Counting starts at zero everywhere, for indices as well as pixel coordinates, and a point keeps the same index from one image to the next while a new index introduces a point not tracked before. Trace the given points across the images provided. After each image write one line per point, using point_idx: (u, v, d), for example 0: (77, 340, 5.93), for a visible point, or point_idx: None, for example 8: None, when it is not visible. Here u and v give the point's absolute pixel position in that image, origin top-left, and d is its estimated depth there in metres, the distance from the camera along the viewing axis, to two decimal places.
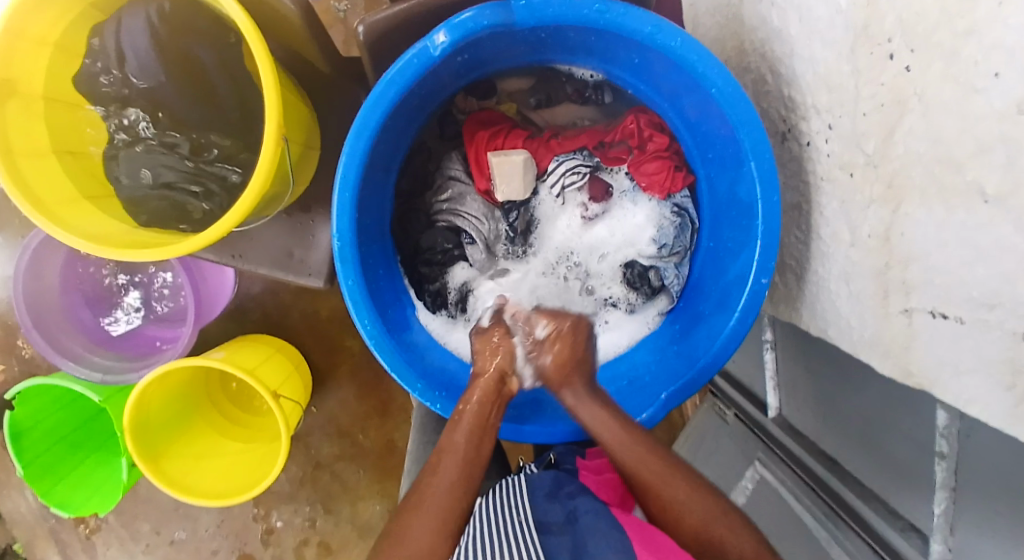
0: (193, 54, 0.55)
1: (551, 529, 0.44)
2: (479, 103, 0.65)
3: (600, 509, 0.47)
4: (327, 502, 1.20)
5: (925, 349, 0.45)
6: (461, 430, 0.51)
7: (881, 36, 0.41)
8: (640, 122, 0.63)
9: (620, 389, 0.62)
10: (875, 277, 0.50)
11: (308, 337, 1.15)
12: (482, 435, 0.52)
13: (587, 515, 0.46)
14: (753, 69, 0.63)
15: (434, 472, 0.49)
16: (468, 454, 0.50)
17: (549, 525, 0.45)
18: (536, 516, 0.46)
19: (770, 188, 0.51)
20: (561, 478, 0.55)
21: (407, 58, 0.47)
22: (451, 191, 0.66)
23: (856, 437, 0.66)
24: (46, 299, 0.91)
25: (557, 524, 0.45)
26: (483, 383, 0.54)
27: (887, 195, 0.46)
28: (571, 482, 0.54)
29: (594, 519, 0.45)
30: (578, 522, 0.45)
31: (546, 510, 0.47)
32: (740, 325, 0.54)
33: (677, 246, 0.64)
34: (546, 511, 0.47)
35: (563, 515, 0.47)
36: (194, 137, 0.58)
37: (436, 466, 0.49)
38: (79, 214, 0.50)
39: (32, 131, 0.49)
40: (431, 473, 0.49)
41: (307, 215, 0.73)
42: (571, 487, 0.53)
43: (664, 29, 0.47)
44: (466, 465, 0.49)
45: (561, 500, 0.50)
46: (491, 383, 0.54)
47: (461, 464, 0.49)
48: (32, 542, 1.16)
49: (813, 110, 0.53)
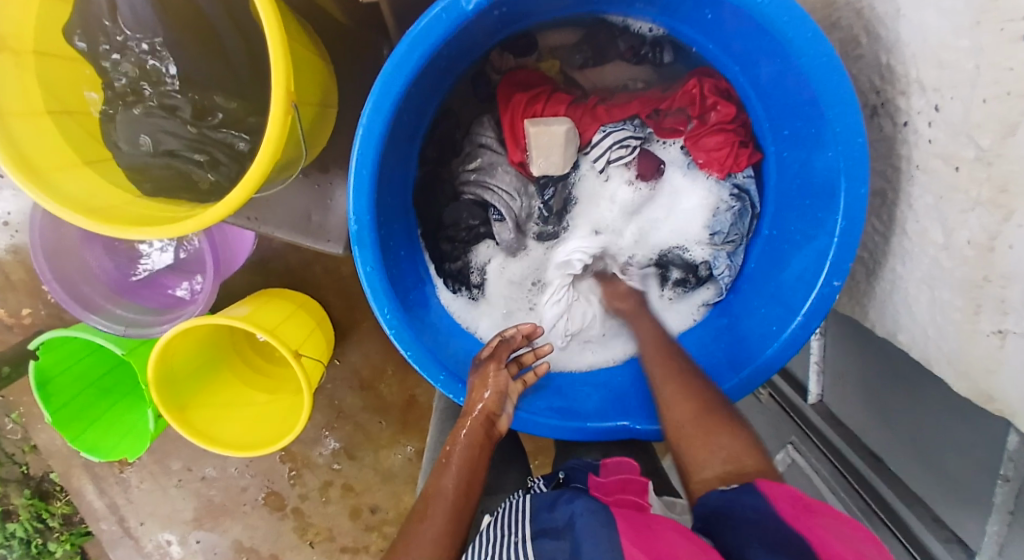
0: (194, 4, 0.49)
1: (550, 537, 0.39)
2: (517, 60, 0.57)
3: (597, 508, 0.40)
4: (350, 450, 1.23)
5: (1012, 378, 0.40)
6: (451, 472, 0.46)
7: (1012, 12, 0.33)
8: (704, 88, 0.55)
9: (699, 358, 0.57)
10: (966, 289, 0.43)
11: (329, 292, 1.13)
12: (473, 472, 0.47)
13: (585, 515, 0.39)
14: (843, 27, 0.53)
15: (422, 522, 0.43)
16: (459, 496, 0.45)
17: (548, 531, 0.40)
18: (534, 529, 0.41)
19: (856, 179, 0.44)
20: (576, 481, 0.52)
21: (435, 13, 0.40)
22: (481, 160, 0.59)
23: (906, 438, 0.62)
24: (67, 247, 0.89)
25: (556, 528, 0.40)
26: (472, 420, 0.49)
27: (997, 199, 0.38)
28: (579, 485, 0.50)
29: (591, 521, 0.39)
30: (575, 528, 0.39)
31: (546, 517, 0.42)
32: (800, 330, 0.48)
33: (732, 234, 0.57)
34: (545, 519, 0.42)
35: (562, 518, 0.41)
36: (197, 99, 0.51)
37: (424, 511, 0.44)
38: (77, 185, 0.46)
39: (25, 88, 0.44)
40: (419, 518, 0.43)
41: (325, 175, 0.67)
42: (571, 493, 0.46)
43: None
44: (457, 501, 0.45)
45: (563, 505, 0.43)
46: (479, 423, 0.49)
47: (452, 504, 0.44)
48: (68, 474, 1.22)
49: (916, 85, 0.45)
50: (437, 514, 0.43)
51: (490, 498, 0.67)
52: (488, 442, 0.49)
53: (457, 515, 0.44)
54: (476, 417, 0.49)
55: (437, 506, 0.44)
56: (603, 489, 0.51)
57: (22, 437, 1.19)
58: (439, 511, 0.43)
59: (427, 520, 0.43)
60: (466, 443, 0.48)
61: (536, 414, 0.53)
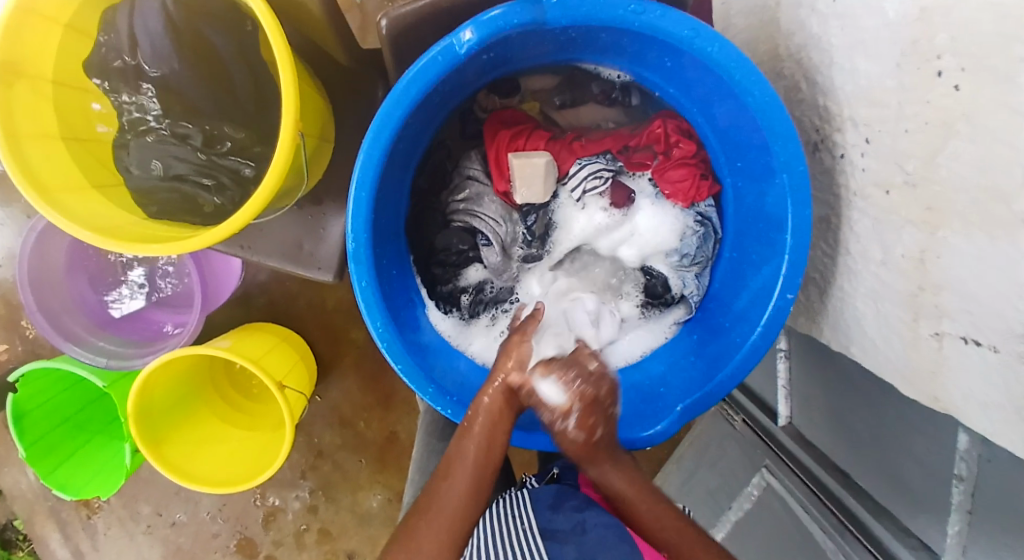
0: (207, 40, 0.52)
1: (558, 538, 0.47)
2: (502, 101, 0.63)
3: (607, 520, 0.49)
4: (328, 491, 1.21)
5: (953, 377, 0.44)
6: (472, 437, 0.50)
7: (931, 52, 0.39)
8: (667, 128, 0.61)
9: (628, 392, 0.62)
10: (906, 299, 0.48)
11: (312, 326, 1.14)
12: (494, 438, 0.51)
13: (596, 526, 0.48)
14: (787, 75, 0.61)
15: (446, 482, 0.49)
16: (480, 463, 0.49)
17: (554, 532, 0.48)
18: (539, 524, 0.49)
19: (801, 203, 0.49)
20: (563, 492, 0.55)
21: (432, 55, 0.45)
22: (469, 190, 0.63)
23: (869, 452, 0.65)
24: (52, 280, 0.90)
25: (563, 533, 0.48)
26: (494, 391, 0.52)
27: (926, 217, 0.44)
28: (574, 496, 0.53)
29: (602, 530, 0.47)
30: (586, 533, 0.47)
31: (549, 518, 0.50)
32: (761, 340, 0.53)
33: (699, 256, 0.62)
34: (551, 520, 0.50)
35: (570, 524, 0.49)
36: (207, 128, 0.55)
37: (447, 472, 0.49)
38: (86, 204, 0.48)
39: (42, 114, 0.47)
40: (442, 479, 0.49)
41: (318, 207, 0.71)
42: (575, 499, 0.54)
43: (701, 33, 0.45)
44: (478, 469, 0.49)
45: (566, 510, 0.51)
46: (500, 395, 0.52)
47: (473, 471, 0.49)
48: (33, 519, 1.16)
49: (851, 122, 0.51)
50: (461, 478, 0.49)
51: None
52: (507, 409, 0.52)
53: (477, 484, 0.49)
54: (497, 386, 0.53)
55: (459, 471, 0.49)
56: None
57: None
58: (461, 474, 0.49)
59: (449, 486, 0.48)
60: (488, 411, 0.51)
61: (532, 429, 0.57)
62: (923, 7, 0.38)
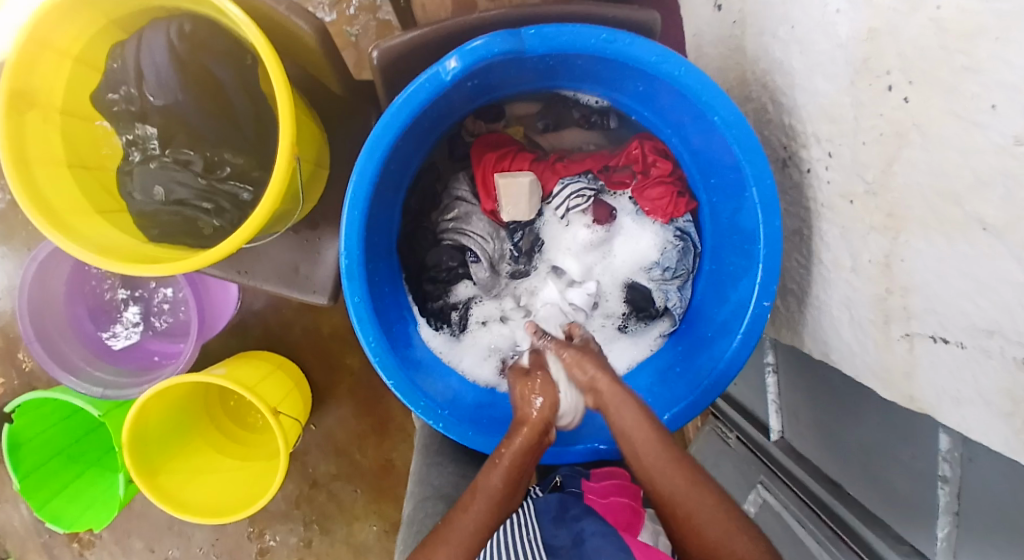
0: (212, 73, 0.55)
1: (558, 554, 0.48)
2: (488, 125, 0.66)
3: (606, 530, 0.50)
4: (322, 523, 1.19)
5: (925, 375, 0.45)
6: (500, 468, 0.50)
7: (881, 69, 0.42)
8: (644, 148, 0.64)
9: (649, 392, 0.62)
10: (876, 302, 0.50)
11: (308, 353, 1.15)
12: (518, 474, 0.51)
13: (592, 536, 0.49)
14: (755, 98, 0.64)
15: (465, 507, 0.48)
16: (502, 493, 0.49)
17: (556, 549, 0.48)
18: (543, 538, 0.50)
19: (771, 214, 0.52)
20: (566, 502, 0.56)
21: (420, 83, 0.48)
22: (458, 210, 0.66)
23: (856, 461, 0.66)
24: (50, 310, 0.91)
25: (564, 548, 0.48)
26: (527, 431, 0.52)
27: (887, 223, 0.47)
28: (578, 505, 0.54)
29: (600, 540, 0.48)
30: (584, 545, 0.48)
31: (553, 534, 0.51)
32: (742, 348, 0.55)
33: (679, 269, 0.65)
34: (553, 534, 0.51)
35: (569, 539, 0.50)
36: (207, 155, 0.58)
37: (467, 502, 0.49)
38: (90, 227, 0.51)
39: (50, 143, 0.50)
40: (462, 507, 0.48)
41: (314, 232, 0.74)
42: (577, 509, 0.55)
43: (669, 59, 0.49)
44: (498, 498, 0.49)
45: (567, 523, 0.52)
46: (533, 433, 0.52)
47: (494, 498, 0.49)
48: (23, 558, 1.14)
49: (814, 138, 0.55)
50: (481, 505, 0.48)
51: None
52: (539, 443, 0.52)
53: (494, 510, 0.49)
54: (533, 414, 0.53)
55: (479, 499, 0.48)
56: (598, 492, 0.58)
57: None
58: (481, 502, 0.48)
59: (468, 512, 0.48)
60: (519, 448, 0.51)
61: None
62: (870, 29, 0.42)
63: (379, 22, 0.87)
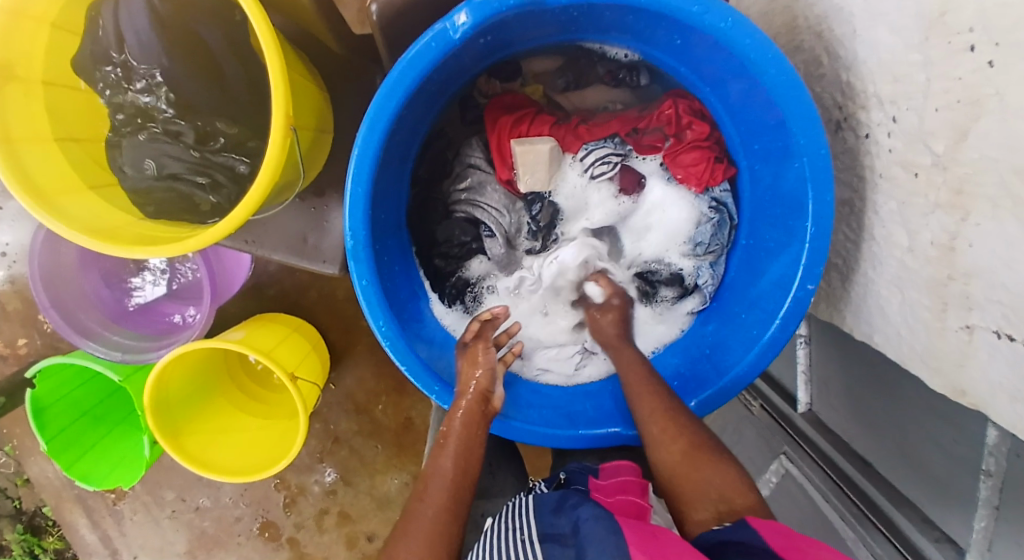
0: (197, 36, 0.50)
1: (556, 543, 0.40)
2: (503, 84, 0.60)
3: (602, 513, 0.42)
4: (346, 475, 1.22)
5: (983, 370, 0.41)
6: (449, 452, 0.47)
7: (960, 25, 0.36)
8: (679, 108, 0.57)
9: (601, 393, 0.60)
10: (932, 287, 0.46)
11: (324, 315, 1.14)
12: (471, 453, 0.48)
13: (588, 523, 0.40)
14: (806, 49, 0.57)
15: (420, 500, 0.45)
16: (456, 475, 0.46)
17: (555, 537, 0.41)
18: (540, 532, 0.43)
19: (822, 187, 0.46)
20: (568, 492, 0.49)
21: (424, 42, 0.43)
22: (471, 179, 0.61)
23: (890, 441, 0.63)
24: (65, 274, 0.91)
25: (565, 536, 0.41)
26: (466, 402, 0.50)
27: (954, 201, 0.41)
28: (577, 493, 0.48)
29: (594, 526, 0.40)
30: (582, 532, 0.40)
31: (551, 523, 0.43)
32: (779, 333, 0.51)
33: (713, 244, 0.60)
34: (551, 524, 0.43)
35: (570, 525, 0.42)
36: (200, 124, 0.52)
37: (423, 491, 0.45)
38: (78, 205, 0.48)
39: (32, 115, 0.47)
40: (416, 498, 0.45)
41: (321, 199, 0.70)
42: (576, 496, 0.47)
43: (712, 8, 0.42)
44: (455, 481, 0.46)
45: (567, 510, 0.44)
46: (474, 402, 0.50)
47: (450, 484, 0.45)
48: (61, 506, 1.21)
49: (875, 99, 0.48)
50: (434, 491, 0.45)
51: (486, 499, 0.69)
52: (484, 417, 0.50)
53: (454, 499, 0.45)
54: (470, 395, 0.50)
55: (435, 486, 0.45)
56: (604, 491, 0.53)
57: (14, 470, 1.19)
58: (437, 487, 0.45)
59: (425, 502, 0.44)
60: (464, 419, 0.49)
61: (529, 422, 0.54)
62: None
63: None
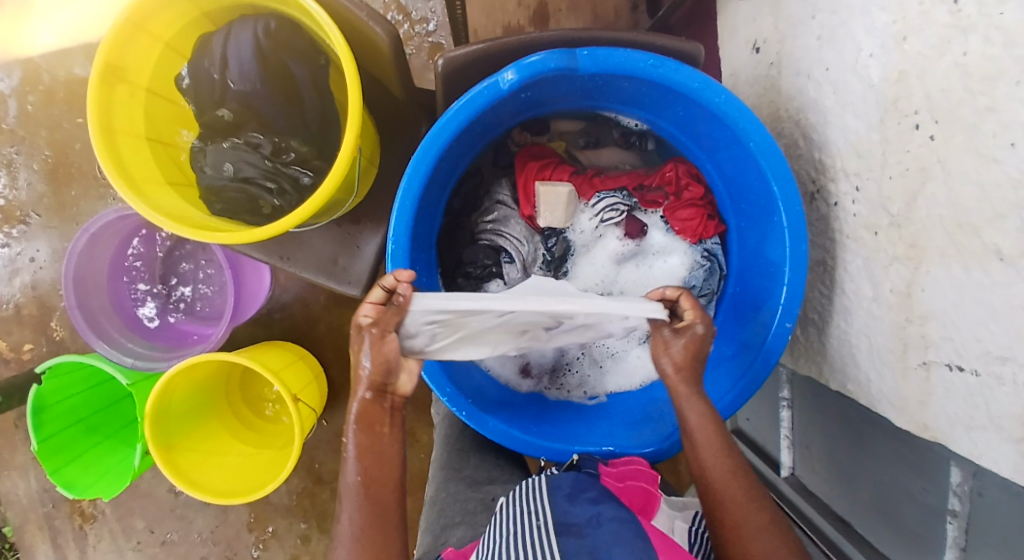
0: (289, 70, 0.60)
1: (569, 532, 0.45)
2: (533, 138, 0.71)
3: (624, 516, 0.46)
4: (323, 521, 1.19)
5: (940, 403, 0.47)
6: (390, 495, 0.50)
7: (909, 109, 0.46)
8: (678, 171, 0.68)
9: (620, 425, 0.67)
10: (895, 330, 0.52)
11: (329, 349, 1.17)
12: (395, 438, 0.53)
13: (609, 521, 0.45)
14: (787, 134, 0.68)
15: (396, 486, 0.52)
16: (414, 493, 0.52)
17: (568, 526, 0.46)
18: (556, 519, 0.47)
19: (798, 239, 0.54)
20: (581, 480, 0.54)
21: (480, 89, 0.52)
22: (497, 213, 0.70)
23: (868, 499, 0.66)
24: (95, 281, 0.96)
25: (577, 526, 0.45)
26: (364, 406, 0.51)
27: (909, 253, 0.49)
28: (593, 486, 0.52)
29: (618, 525, 0.45)
30: (601, 525, 0.45)
31: (566, 511, 0.48)
32: (762, 366, 0.57)
33: (705, 288, 0.68)
34: (566, 512, 0.48)
35: (585, 516, 0.47)
36: (275, 140, 0.61)
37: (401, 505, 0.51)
38: (160, 195, 0.55)
39: (132, 115, 0.56)
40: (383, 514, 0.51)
41: (356, 227, 0.78)
42: (592, 491, 0.52)
43: (710, 86, 0.53)
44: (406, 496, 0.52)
45: (582, 502, 0.49)
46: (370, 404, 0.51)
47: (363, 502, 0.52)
48: (23, 527, 1.16)
49: (843, 173, 0.58)
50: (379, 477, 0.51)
51: None
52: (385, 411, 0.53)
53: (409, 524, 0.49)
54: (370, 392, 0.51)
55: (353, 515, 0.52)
56: (614, 476, 0.55)
57: None
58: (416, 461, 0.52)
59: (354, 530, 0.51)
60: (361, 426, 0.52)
61: (530, 435, 0.62)
62: (901, 71, 0.46)
63: (431, 45, 0.97)
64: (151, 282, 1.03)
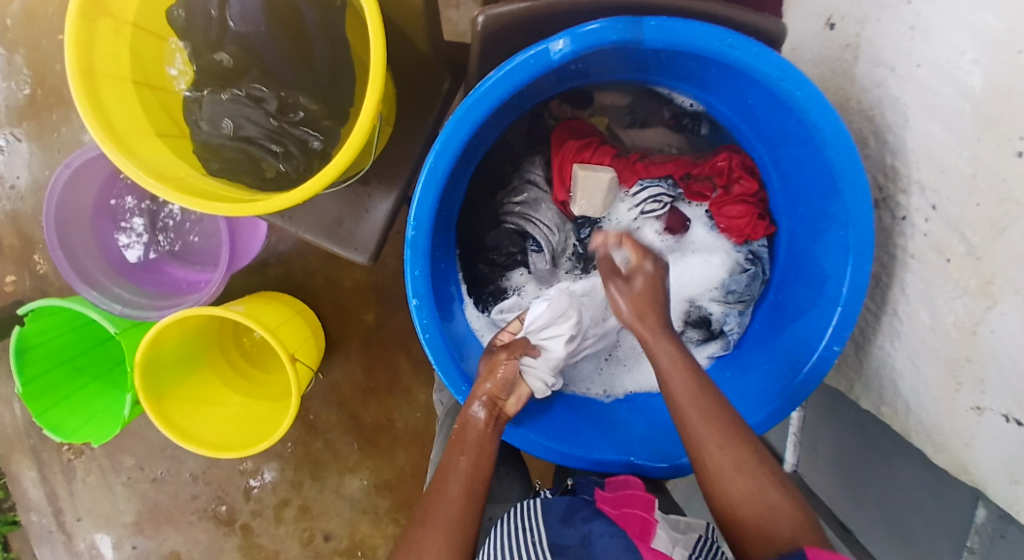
0: (298, 12, 0.51)
1: (566, 553, 0.44)
2: (573, 111, 0.64)
3: (617, 531, 0.45)
4: (316, 469, 1.19)
5: (986, 450, 0.45)
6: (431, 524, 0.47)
7: (1010, 131, 0.39)
8: (732, 162, 0.62)
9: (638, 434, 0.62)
10: (948, 364, 0.48)
11: (326, 303, 1.13)
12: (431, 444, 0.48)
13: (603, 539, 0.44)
14: (853, 129, 0.61)
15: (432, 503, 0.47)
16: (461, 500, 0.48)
17: (563, 547, 0.44)
18: (550, 539, 0.46)
19: (862, 258, 0.49)
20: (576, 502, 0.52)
21: (526, 57, 0.45)
22: (527, 195, 0.64)
23: (874, 510, 0.66)
24: (78, 218, 0.89)
25: (572, 548, 0.44)
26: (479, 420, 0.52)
27: (983, 289, 0.44)
28: (587, 507, 0.51)
29: (609, 542, 0.44)
30: (593, 545, 0.44)
31: (560, 533, 0.47)
32: (800, 386, 0.53)
33: (745, 294, 0.63)
34: (560, 534, 0.46)
35: (578, 538, 0.45)
36: (282, 95, 0.53)
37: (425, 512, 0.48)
38: (152, 151, 0.49)
39: (117, 55, 0.48)
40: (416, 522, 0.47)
41: (365, 189, 0.71)
42: (586, 510, 0.50)
43: (791, 76, 0.46)
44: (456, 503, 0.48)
45: (577, 523, 0.48)
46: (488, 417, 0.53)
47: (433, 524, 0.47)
48: (10, 455, 1.16)
49: (917, 186, 0.52)
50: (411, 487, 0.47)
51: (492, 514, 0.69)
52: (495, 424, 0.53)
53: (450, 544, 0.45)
54: (482, 402, 0.53)
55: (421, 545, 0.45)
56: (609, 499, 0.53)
57: None
58: (454, 484, 0.49)
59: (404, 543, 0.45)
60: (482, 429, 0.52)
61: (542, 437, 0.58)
62: (1004, 84, 0.39)
63: None
64: (139, 199, 0.97)
